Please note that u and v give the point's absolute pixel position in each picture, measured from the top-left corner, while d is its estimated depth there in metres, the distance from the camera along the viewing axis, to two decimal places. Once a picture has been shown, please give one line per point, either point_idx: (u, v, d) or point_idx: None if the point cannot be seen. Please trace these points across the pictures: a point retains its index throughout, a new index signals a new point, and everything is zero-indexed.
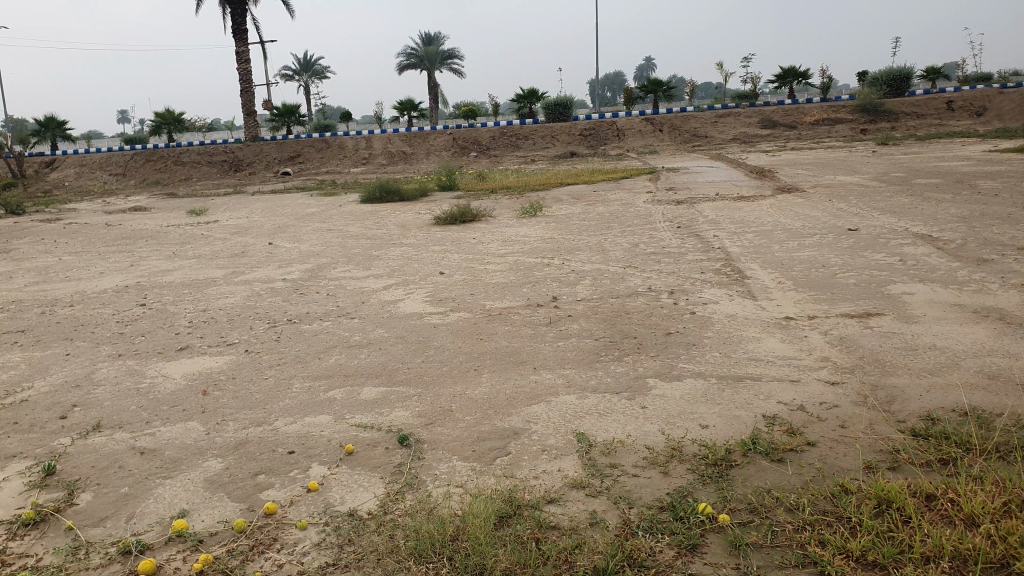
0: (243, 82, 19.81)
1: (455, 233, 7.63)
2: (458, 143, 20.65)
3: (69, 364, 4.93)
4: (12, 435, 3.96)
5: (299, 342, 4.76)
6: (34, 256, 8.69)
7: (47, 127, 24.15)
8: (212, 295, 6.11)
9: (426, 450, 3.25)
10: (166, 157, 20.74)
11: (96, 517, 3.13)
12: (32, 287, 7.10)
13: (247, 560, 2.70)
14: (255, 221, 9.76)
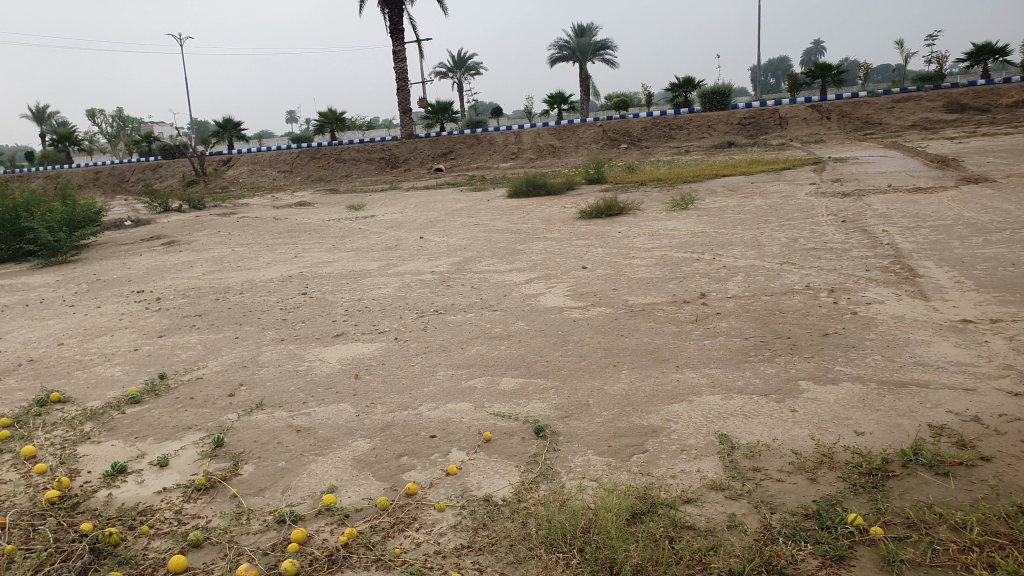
0: (401, 81, 20.68)
1: (601, 227, 7.60)
2: (609, 135, 20.55)
3: (238, 346, 5.36)
4: (189, 409, 4.37)
5: (444, 331, 4.92)
6: (212, 247, 9.51)
7: (226, 129, 26.35)
8: (366, 286, 6.43)
9: (562, 442, 3.26)
10: (329, 155, 22.07)
11: (257, 487, 3.39)
12: (209, 275, 7.79)
13: (387, 536, 2.83)
14: (408, 215, 10.18)
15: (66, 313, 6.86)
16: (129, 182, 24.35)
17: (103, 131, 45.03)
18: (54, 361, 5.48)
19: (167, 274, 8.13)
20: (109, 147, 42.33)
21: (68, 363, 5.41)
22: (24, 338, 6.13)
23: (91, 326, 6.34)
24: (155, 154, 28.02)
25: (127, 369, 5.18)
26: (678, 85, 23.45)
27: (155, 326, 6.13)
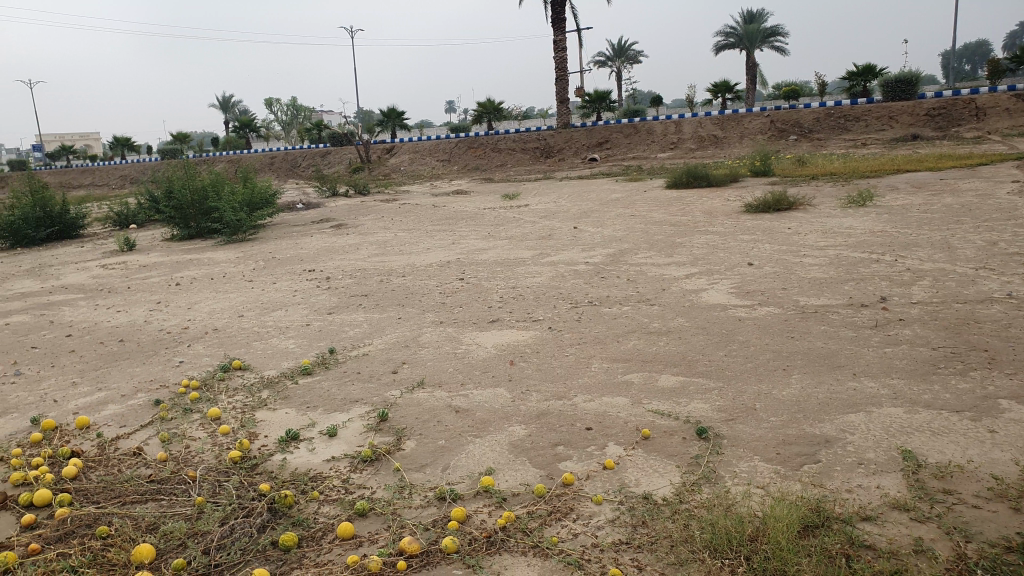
0: (559, 70, 20.74)
1: (767, 222, 7.26)
2: (776, 126, 19.62)
3: (400, 327, 5.59)
4: (356, 382, 4.61)
5: (601, 323, 4.88)
6: (375, 231, 9.98)
7: (390, 118, 27.52)
8: (522, 273, 6.51)
9: (725, 445, 3.14)
10: (486, 144, 22.55)
11: (418, 463, 3.51)
12: (374, 258, 8.17)
13: (545, 524, 2.84)
14: (563, 205, 10.21)
15: (246, 287, 7.43)
16: (301, 167, 26.03)
17: (279, 119, 48.45)
18: (236, 331, 5.95)
19: (335, 255, 8.61)
20: (284, 135, 45.45)
21: (248, 334, 5.85)
22: (211, 308, 6.69)
23: (268, 300, 6.84)
24: (324, 142, 29.79)
25: (300, 342, 5.54)
26: (857, 73, 22.00)
27: (324, 304, 6.50)
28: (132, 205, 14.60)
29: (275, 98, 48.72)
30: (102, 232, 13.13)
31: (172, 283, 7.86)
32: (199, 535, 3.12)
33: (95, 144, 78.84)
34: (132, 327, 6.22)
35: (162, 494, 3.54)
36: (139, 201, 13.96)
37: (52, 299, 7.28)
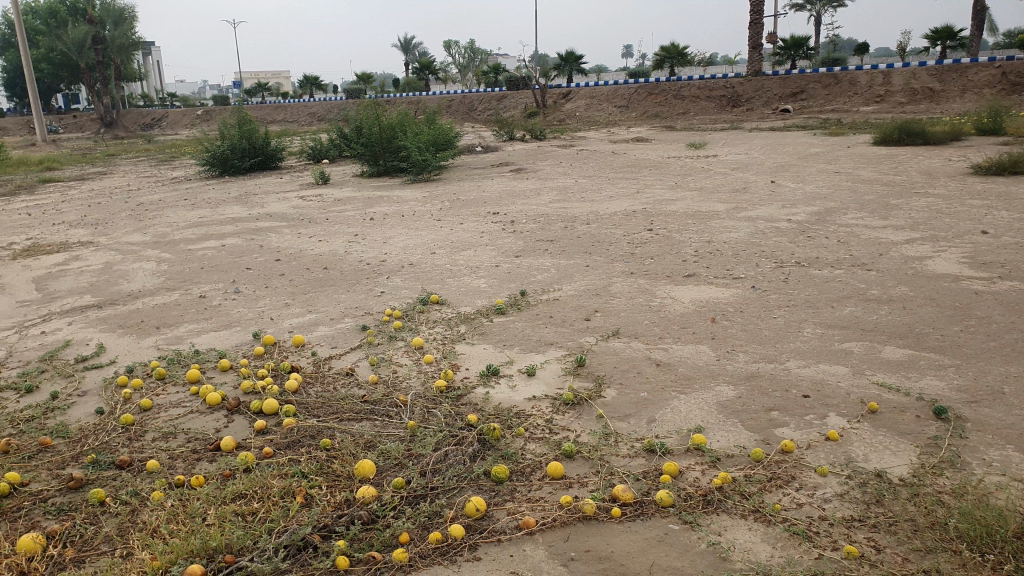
0: (754, 14, 19.54)
1: (1002, 186, 6.52)
2: (1008, 79, 17.51)
3: (590, 274, 5.55)
4: (551, 326, 4.64)
5: (810, 286, 4.60)
6: (557, 177, 9.95)
7: (567, 62, 27.21)
8: (716, 228, 6.26)
9: (969, 429, 2.87)
10: (667, 91, 21.82)
11: (622, 412, 3.47)
12: (558, 204, 8.16)
13: (765, 490, 2.73)
14: (755, 157, 9.71)
15: (436, 226, 7.65)
16: (478, 110, 26.48)
17: (456, 61, 49.39)
18: (430, 267, 6.14)
19: (518, 199, 8.68)
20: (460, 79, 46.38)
21: (441, 271, 6.03)
22: (404, 244, 6.93)
23: (457, 239, 7.01)
24: (498, 86, 30.04)
25: (491, 282, 5.64)
26: None
27: (513, 247, 6.58)
28: (324, 140, 15.43)
29: (453, 41, 49.68)
30: (298, 166, 13.97)
31: (366, 217, 8.23)
32: (415, 457, 3.22)
33: (285, 82, 84.04)
34: (333, 257, 6.55)
35: (376, 414, 3.66)
36: (331, 138, 14.68)
37: (260, 226, 7.81)
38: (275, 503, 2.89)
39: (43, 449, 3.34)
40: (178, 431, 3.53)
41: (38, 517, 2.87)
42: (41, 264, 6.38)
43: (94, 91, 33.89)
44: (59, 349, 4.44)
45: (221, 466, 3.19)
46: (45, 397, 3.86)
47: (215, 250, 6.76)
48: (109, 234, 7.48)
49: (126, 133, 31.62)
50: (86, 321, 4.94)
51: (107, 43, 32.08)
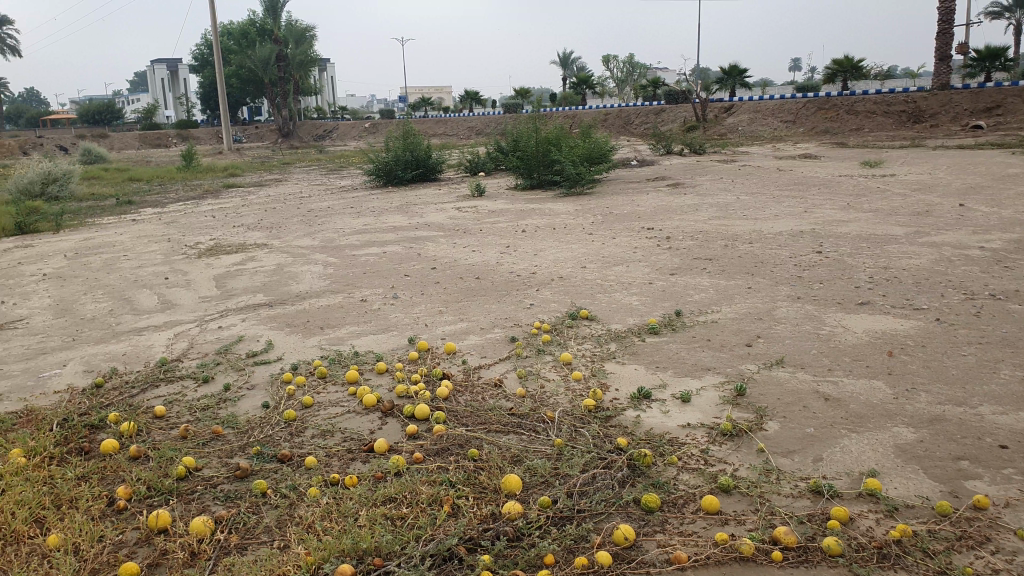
0: (943, 23, 18.10)
1: None
2: None
3: (751, 297, 5.28)
4: (708, 350, 4.43)
5: (1007, 323, 4.13)
6: (716, 193, 9.61)
7: (730, 75, 26.41)
8: (896, 254, 5.77)
9: None
10: (840, 106, 20.66)
11: (785, 448, 3.23)
12: (717, 221, 7.86)
13: (953, 549, 2.44)
14: (940, 177, 8.95)
15: (589, 240, 7.59)
16: (635, 124, 26.27)
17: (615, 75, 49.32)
18: (582, 281, 6.08)
19: (675, 214, 8.46)
20: (617, 94, 46.22)
21: (593, 285, 5.94)
22: (556, 257, 6.92)
23: (610, 254, 6.91)
24: (656, 100, 29.63)
25: (644, 300, 5.48)
26: None
27: (668, 264, 6.39)
28: (481, 152, 15.80)
29: (613, 56, 49.72)
30: (456, 177, 14.38)
31: (519, 229, 8.30)
32: (562, 477, 3.13)
33: (447, 96, 87.25)
34: (486, 267, 6.64)
35: (524, 429, 3.60)
36: (488, 151, 15.00)
37: (418, 235, 8.06)
38: (423, 510, 2.90)
39: (214, 437, 3.56)
40: (335, 430, 3.64)
41: (208, 502, 3.05)
42: (222, 263, 6.91)
43: (275, 104, 36.70)
44: (233, 344, 4.75)
45: (373, 467, 3.25)
46: (219, 388, 4.13)
47: (376, 256, 7.04)
48: (281, 238, 7.99)
49: (301, 144, 33.97)
50: (258, 318, 5.26)
51: (288, 60, 34.61)
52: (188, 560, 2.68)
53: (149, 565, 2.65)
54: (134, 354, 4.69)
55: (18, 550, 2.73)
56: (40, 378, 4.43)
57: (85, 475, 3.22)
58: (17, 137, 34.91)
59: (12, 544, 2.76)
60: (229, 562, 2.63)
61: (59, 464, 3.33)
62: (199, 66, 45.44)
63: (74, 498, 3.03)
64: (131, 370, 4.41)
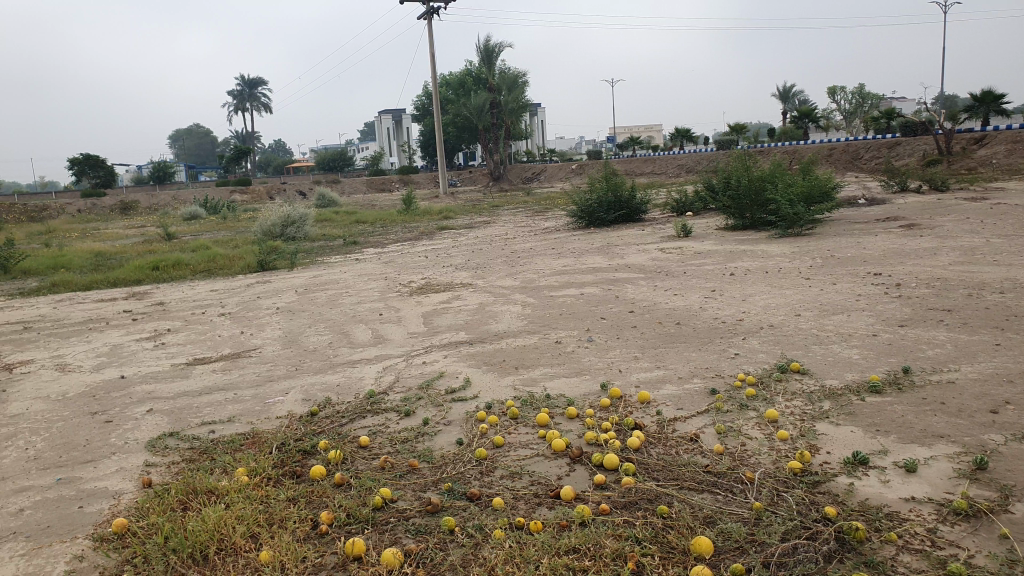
0: None
1: None
2: None
3: (999, 356, 4.60)
4: (941, 415, 3.90)
5: None
6: (959, 235, 8.59)
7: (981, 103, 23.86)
8: None
9: None
10: None
11: None
12: (960, 267, 7.03)
13: None
14: None
15: (803, 286, 7.08)
16: (866, 159, 24.53)
17: (843, 107, 46.45)
18: (794, 330, 5.64)
19: (908, 259, 7.69)
20: (842, 129, 43.43)
21: (806, 335, 5.49)
22: (766, 303, 6.50)
23: (828, 302, 6.39)
24: (886, 132, 27.36)
25: (866, 353, 4.98)
26: None
27: (896, 314, 5.79)
28: (690, 191, 15.46)
29: (841, 88, 46.98)
30: (663, 217, 14.13)
31: (726, 273, 7.94)
32: (759, 545, 2.83)
33: (658, 136, 86.77)
34: (688, 311, 6.36)
35: (719, 488, 3.29)
36: (698, 190, 14.59)
37: (619, 277, 7.98)
38: (606, 565, 2.69)
39: (411, 470, 3.63)
40: (523, 472, 3.51)
41: (400, 534, 3.07)
42: (429, 301, 7.28)
43: (489, 148, 38.59)
44: (434, 379, 4.91)
45: (560, 514, 3.07)
46: (418, 422, 4.25)
47: (575, 298, 7.02)
48: (486, 278, 8.27)
49: (511, 186, 35.38)
50: (458, 355, 5.42)
51: (502, 106, 36.23)
52: None
53: None
54: (347, 385, 5.03)
55: (235, 561, 2.96)
56: (267, 404, 4.89)
57: (295, 497, 3.46)
58: (269, 184, 39.67)
59: (230, 556, 3.00)
60: None
61: (275, 485, 3.61)
62: (422, 115, 49.08)
63: (284, 518, 3.25)
64: (343, 401, 4.72)
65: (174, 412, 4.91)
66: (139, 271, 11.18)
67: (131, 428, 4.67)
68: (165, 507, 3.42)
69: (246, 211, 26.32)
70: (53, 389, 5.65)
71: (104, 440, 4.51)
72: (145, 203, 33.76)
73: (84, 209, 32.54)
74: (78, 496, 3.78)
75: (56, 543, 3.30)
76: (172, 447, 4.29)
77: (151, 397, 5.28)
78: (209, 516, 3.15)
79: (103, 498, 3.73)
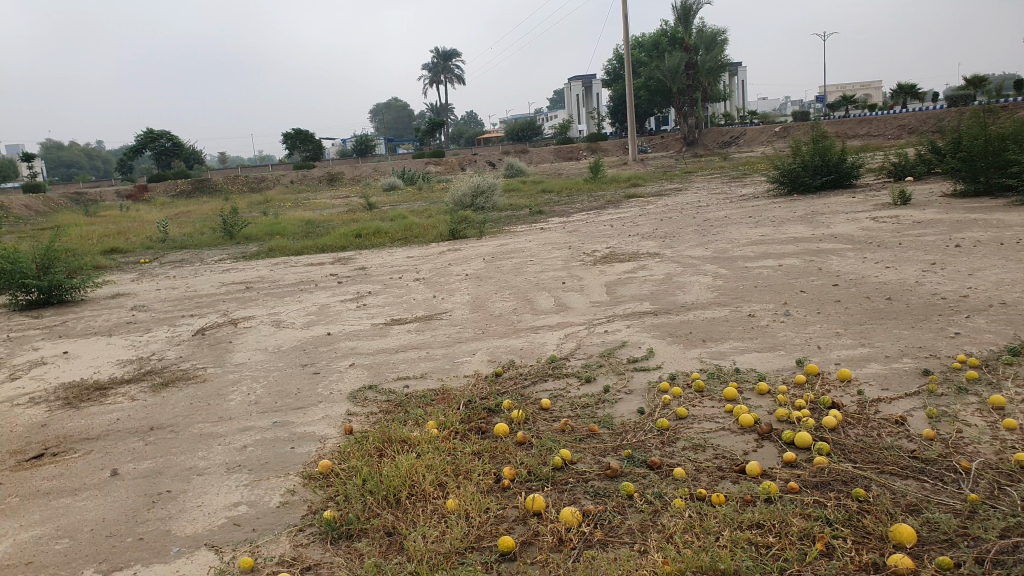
0: None
1: None
2: None
3: None
4: None
5: None
6: None
7: None
8: None
9: None
10: None
11: None
12: None
13: None
14: None
15: None
16: None
17: None
18: None
19: None
20: None
21: None
22: (998, 279, 5.77)
23: None
24: None
25: None
26: None
27: None
28: (910, 153, 14.03)
29: None
30: (877, 183, 12.94)
31: (950, 244, 7.14)
32: (972, 539, 2.55)
33: (872, 96, 79.44)
34: (902, 286, 5.69)
35: (927, 475, 2.99)
36: (920, 152, 13.19)
37: (821, 247, 7.36)
38: (792, 544, 2.55)
39: (591, 435, 3.64)
40: (707, 445, 3.40)
41: (579, 494, 3.11)
42: (614, 271, 7.24)
43: (681, 113, 37.41)
44: (616, 348, 4.87)
45: (743, 489, 2.95)
46: (600, 389, 4.25)
47: (771, 269, 6.62)
48: (674, 248, 8.06)
49: (703, 153, 34.13)
50: (642, 326, 5.35)
51: (697, 68, 34.89)
52: (555, 545, 2.75)
53: (523, 542, 2.79)
54: (531, 350, 5.14)
55: (424, 506, 3.14)
56: (457, 363, 5.12)
57: (479, 452, 3.60)
58: (460, 155, 41.20)
59: (419, 500, 3.19)
60: (590, 555, 2.63)
61: (461, 439, 3.79)
62: (613, 81, 48.52)
63: (469, 470, 3.40)
64: (527, 364, 4.85)
65: (372, 367, 5.30)
66: (343, 238, 12.09)
67: (335, 380, 5.10)
68: (363, 452, 3.70)
69: (439, 181, 27.51)
70: (271, 342, 6.30)
71: (312, 389, 4.96)
72: (349, 175, 36.36)
73: (298, 180, 35.64)
74: (290, 437, 4.19)
75: (273, 477, 3.69)
76: (370, 399, 4.63)
77: (353, 352, 5.73)
78: (402, 463, 3.38)
79: (311, 440, 4.11)
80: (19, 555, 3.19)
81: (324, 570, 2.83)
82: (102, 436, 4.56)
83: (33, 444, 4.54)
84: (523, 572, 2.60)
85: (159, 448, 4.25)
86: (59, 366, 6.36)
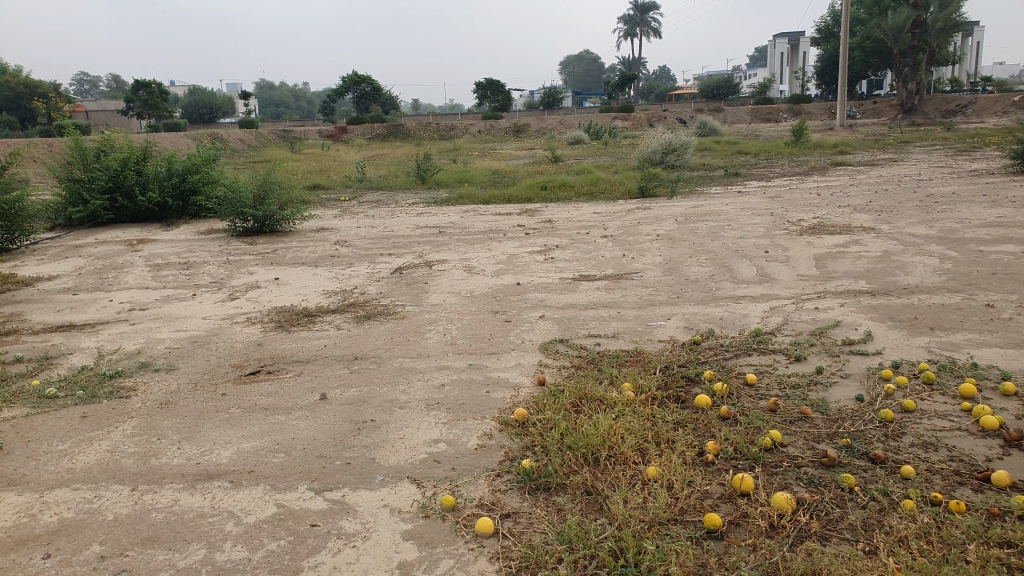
0: None
1: None
2: None
3: None
4: None
5: None
6: None
7: None
8: None
9: None
10: None
11: None
12: None
13: None
14: None
15: None
16: None
17: None
18: None
19: None
20: None
21: None
22: None
23: None
24: None
25: None
26: None
27: None
28: None
29: None
30: None
31: None
32: None
33: None
34: None
35: None
36: None
37: None
38: None
39: (802, 418, 3.40)
40: (941, 445, 3.07)
41: (791, 480, 2.91)
42: (823, 243, 6.73)
43: (900, 76, 34.09)
44: (829, 328, 4.52)
45: (989, 501, 2.63)
46: (811, 369, 3.96)
47: (1013, 255, 5.87)
48: (892, 223, 7.37)
49: (922, 121, 30.96)
50: (857, 306, 4.92)
51: (927, 26, 31.44)
52: (766, 530, 2.59)
53: (731, 521, 2.65)
54: (732, 320, 4.90)
55: (624, 469, 3.08)
56: (650, 326, 4.98)
57: (680, 422, 3.47)
58: (648, 111, 40.20)
59: (619, 463, 3.13)
60: (810, 548, 2.45)
61: (660, 406, 3.67)
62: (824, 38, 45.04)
63: (670, 440, 3.28)
64: (727, 335, 4.62)
65: (563, 320, 5.28)
66: (531, 190, 12.16)
67: (526, 329, 5.14)
68: (559, 405, 3.70)
69: (628, 137, 26.88)
70: (464, 286, 6.46)
71: (504, 336, 5.03)
72: (535, 128, 36.49)
73: (485, 130, 36.42)
74: (484, 381, 4.27)
75: (470, 418, 3.78)
76: (562, 352, 4.62)
77: (544, 304, 5.74)
78: (601, 423, 3.33)
79: (505, 387, 4.17)
80: (242, 462, 3.48)
81: (522, 519, 2.84)
82: (311, 360, 4.88)
83: (252, 360, 4.96)
84: (733, 553, 2.47)
85: (363, 377, 4.49)
86: (272, 290, 6.89)
